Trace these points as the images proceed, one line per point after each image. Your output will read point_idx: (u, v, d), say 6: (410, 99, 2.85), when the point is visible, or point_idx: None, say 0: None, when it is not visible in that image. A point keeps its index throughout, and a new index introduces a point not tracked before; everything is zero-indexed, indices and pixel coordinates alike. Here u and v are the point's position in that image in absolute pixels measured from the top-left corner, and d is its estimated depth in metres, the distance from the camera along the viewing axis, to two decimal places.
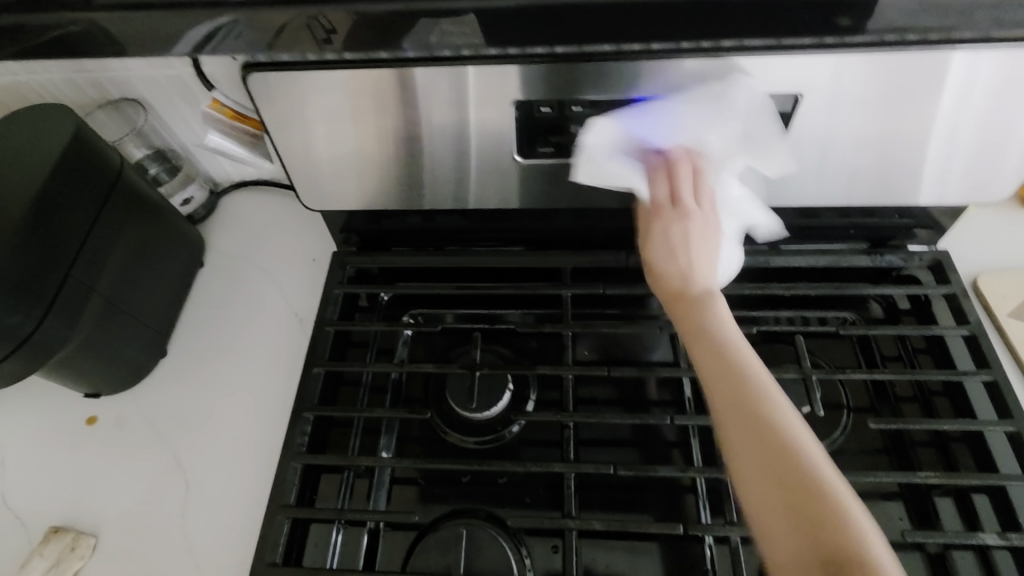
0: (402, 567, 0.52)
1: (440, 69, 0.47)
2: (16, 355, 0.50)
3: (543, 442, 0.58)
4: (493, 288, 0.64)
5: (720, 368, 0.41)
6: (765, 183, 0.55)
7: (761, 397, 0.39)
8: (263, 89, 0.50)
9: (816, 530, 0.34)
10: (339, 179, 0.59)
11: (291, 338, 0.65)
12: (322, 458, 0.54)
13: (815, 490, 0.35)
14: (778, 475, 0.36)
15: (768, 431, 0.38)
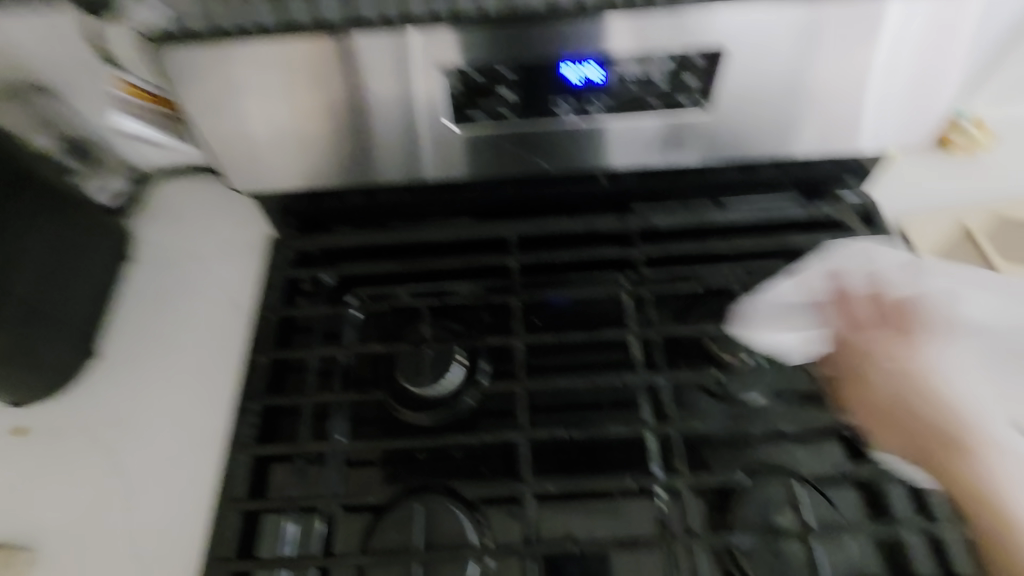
0: (361, 549, 0.52)
1: (383, 38, 0.47)
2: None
3: (498, 412, 0.58)
4: (440, 263, 0.63)
5: (906, 382, 0.48)
6: (709, 144, 0.55)
7: (965, 489, 0.42)
8: (182, 64, 0.48)
9: (970, 489, 0.41)
10: (274, 160, 0.56)
11: (232, 328, 0.62)
12: (272, 448, 0.53)
13: (970, 469, 0.42)
14: (954, 488, 0.42)
15: (965, 499, 0.42)
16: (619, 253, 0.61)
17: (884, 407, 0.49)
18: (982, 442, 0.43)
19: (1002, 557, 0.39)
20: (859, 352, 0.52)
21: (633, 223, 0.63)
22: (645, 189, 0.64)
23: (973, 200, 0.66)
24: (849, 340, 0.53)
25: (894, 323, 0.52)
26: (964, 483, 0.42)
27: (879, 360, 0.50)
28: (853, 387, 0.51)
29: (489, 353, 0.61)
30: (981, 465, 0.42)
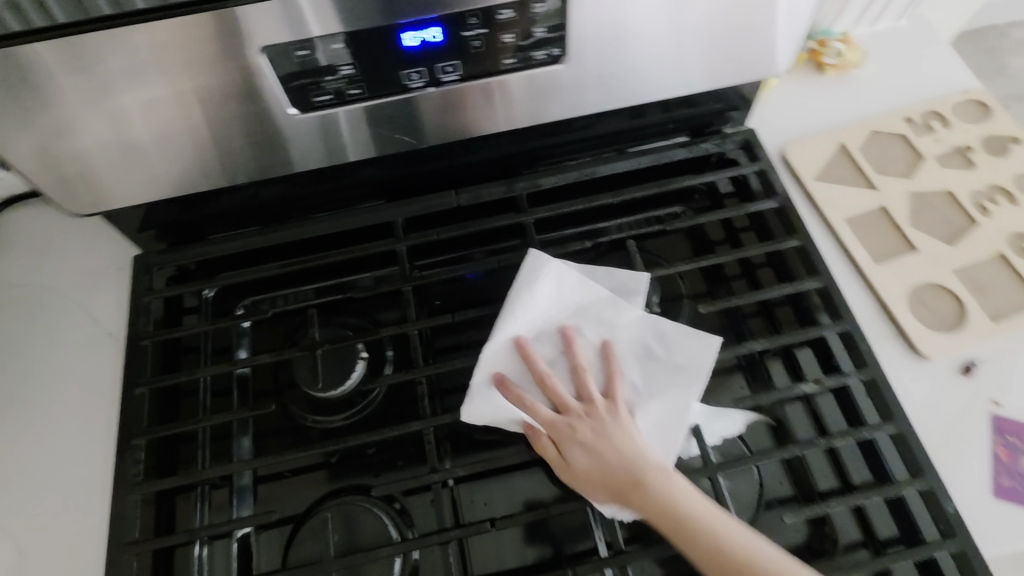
0: (281, 564, 0.50)
1: (201, 22, 0.44)
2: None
3: (408, 402, 0.57)
4: (324, 257, 0.59)
5: (603, 457, 0.47)
6: (612, 90, 0.55)
7: (659, 510, 0.44)
8: (35, 67, 0.44)
9: (688, 518, 0.44)
10: (161, 161, 0.53)
11: (110, 362, 0.58)
12: (167, 481, 0.50)
13: (669, 496, 0.45)
14: (665, 520, 0.44)
15: (668, 528, 0.44)
16: (509, 221, 0.59)
17: (576, 462, 0.47)
18: (659, 476, 0.45)
19: (726, 569, 0.42)
20: (562, 437, 0.48)
21: (520, 187, 0.61)
22: (527, 150, 0.62)
23: (848, 118, 0.68)
24: (553, 426, 0.49)
25: (592, 398, 0.49)
26: (660, 508, 0.44)
27: (575, 432, 0.48)
28: (564, 470, 0.48)
29: (392, 341, 0.59)
30: (676, 493, 0.45)
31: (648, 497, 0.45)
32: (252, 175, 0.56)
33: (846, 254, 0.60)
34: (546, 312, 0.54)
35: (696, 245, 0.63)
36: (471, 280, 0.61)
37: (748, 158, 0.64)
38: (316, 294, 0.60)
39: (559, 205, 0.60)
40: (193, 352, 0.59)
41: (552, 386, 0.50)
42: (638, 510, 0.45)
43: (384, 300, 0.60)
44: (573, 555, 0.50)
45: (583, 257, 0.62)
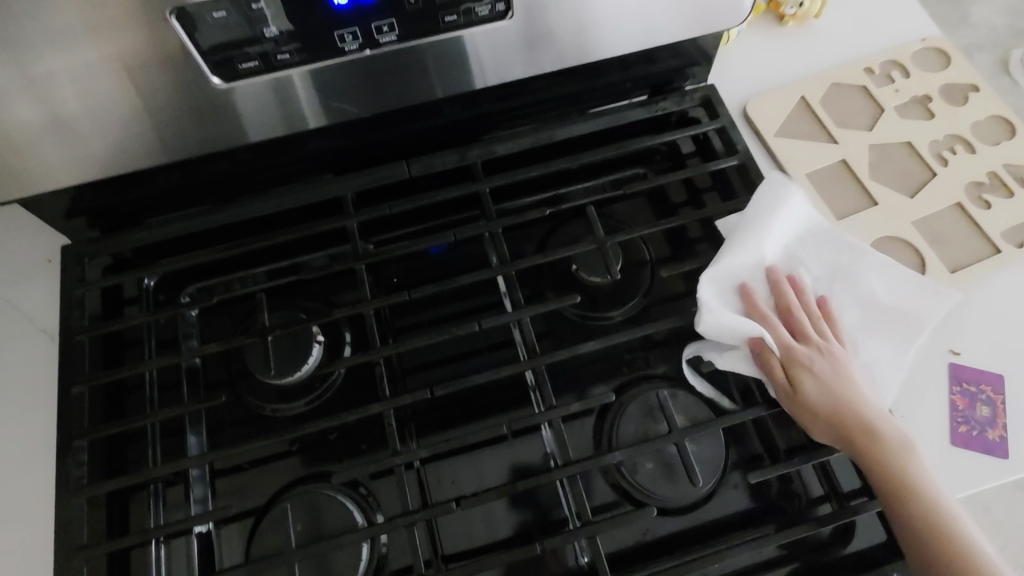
0: (245, 557, 0.49)
1: None
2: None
3: (368, 384, 0.55)
4: (270, 238, 0.56)
5: (838, 391, 0.47)
6: (577, 44, 0.52)
7: (903, 468, 0.44)
8: None
9: (904, 472, 0.44)
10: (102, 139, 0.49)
11: (45, 360, 0.54)
12: (113, 481, 0.47)
13: (887, 451, 0.45)
14: (888, 486, 0.44)
15: (893, 487, 0.44)
16: (462, 191, 0.57)
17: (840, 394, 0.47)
18: (873, 422, 0.46)
19: (926, 528, 0.43)
20: (796, 362, 0.48)
21: (473, 154, 0.58)
22: (481, 116, 0.60)
23: (809, 71, 0.66)
24: (772, 367, 0.49)
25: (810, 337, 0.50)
26: (903, 465, 0.44)
27: (812, 368, 0.48)
28: (792, 403, 0.47)
29: (351, 322, 0.57)
30: (889, 442, 0.45)
31: (884, 443, 0.45)
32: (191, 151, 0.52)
33: (808, 211, 0.59)
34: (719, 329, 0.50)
35: (659, 207, 0.61)
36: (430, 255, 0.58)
37: (708, 115, 0.62)
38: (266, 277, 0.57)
39: (515, 173, 0.57)
40: (136, 344, 0.56)
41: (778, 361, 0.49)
42: (859, 459, 0.45)
43: (340, 280, 0.57)
44: (542, 527, 0.50)
45: (544, 226, 0.60)
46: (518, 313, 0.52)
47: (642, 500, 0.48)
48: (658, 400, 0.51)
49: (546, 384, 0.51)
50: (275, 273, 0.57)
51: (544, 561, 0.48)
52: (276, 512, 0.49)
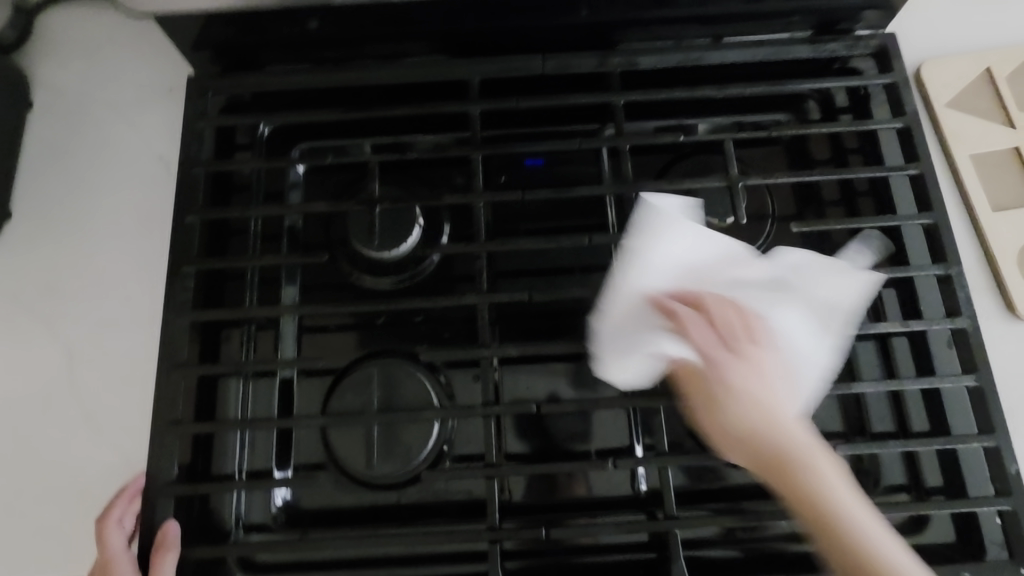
0: (322, 410, 0.51)
1: None
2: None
3: (460, 276, 0.54)
4: (390, 109, 0.54)
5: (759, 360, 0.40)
6: None
7: (779, 439, 0.37)
8: None
9: (784, 444, 0.36)
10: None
11: (159, 187, 0.55)
12: (216, 312, 0.49)
13: (793, 443, 0.36)
14: (763, 457, 0.37)
15: (775, 458, 0.36)
16: (595, 100, 0.53)
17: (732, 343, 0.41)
18: (791, 420, 0.38)
19: (792, 496, 0.35)
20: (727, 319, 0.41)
21: (614, 61, 0.53)
22: (630, 21, 0.54)
23: (1003, 41, 0.58)
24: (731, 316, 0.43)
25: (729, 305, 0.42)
26: (783, 439, 0.37)
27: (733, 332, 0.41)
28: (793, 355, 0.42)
29: (452, 212, 0.56)
30: (800, 444, 0.36)
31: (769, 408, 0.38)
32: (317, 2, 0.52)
33: (962, 197, 0.54)
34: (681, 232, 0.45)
35: (795, 159, 0.56)
36: (544, 162, 0.56)
37: (879, 69, 0.56)
38: (377, 150, 0.56)
39: (655, 92, 0.53)
40: (242, 190, 0.56)
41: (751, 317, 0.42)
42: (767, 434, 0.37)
43: (451, 168, 0.55)
44: (609, 449, 0.50)
45: (666, 156, 0.57)
46: None
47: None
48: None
49: None
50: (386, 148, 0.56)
51: (603, 482, 0.49)
52: (358, 375, 0.50)
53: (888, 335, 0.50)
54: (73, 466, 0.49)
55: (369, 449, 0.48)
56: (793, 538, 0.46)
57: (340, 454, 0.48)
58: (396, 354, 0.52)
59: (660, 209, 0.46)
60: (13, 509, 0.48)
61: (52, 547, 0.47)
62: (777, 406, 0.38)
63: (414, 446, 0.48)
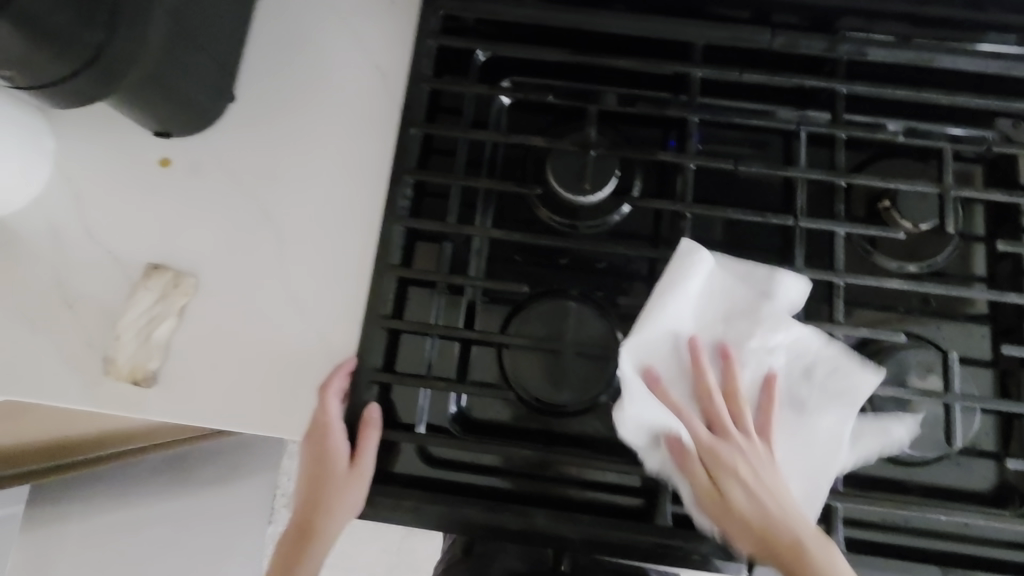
0: (503, 330, 0.55)
1: None
2: (110, 46, 0.43)
3: (639, 235, 0.59)
4: (615, 59, 0.54)
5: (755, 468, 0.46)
6: None
7: (769, 516, 0.45)
8: None
9: (773, 526, 0.44)
10: None
11: (376, 97, 0.58)
12: (429, 224, 0.53)
13: (773, 521, 0.45)
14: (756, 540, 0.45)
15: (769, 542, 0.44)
16: (820, 84, 0.53)
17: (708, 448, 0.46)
18: (776, 505, 0.45)
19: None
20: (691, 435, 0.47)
21: (844, 49, 0.53)
22: (867, 9, 0.53)
23: None
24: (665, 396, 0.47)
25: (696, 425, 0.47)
26: (760, 513, 0.45)
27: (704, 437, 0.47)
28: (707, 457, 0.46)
29: (643, 170, 0.59)
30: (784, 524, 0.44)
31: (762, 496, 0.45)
32: None
33: None
34: (697, 299, 0.49)
35: (994, 178, 0.57)
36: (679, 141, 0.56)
37: None
38: (570, 96, 0.57)
39: (885, 87, 0.53)
40: (453, 113, 0.58)
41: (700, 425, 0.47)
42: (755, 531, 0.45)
43: (654, 125, 0.57)
44: None
45: (864, 153, 0.58)
46: (842, 223, 0.51)
47: (892, 436, 0.50)
48: (942, 359, 0.51)
49: (839, 303, 0.51)
50: (578, 94, 0.57)
51: None
52: (546, 307, 0.54)
53: None
54: (278, 337, 0.54)
55: (547, 374, 0.53)
56: (941, 534, 0.49)
57: (521, 375, 0.53)
58: (568, 294, 0.55)
59: (687, 278, 0.48)
60: (223, 366, 0.54)
61: (255, 404, 0.53)
62: (767, 494, 0.45)
63: (591, 380, 0.53)
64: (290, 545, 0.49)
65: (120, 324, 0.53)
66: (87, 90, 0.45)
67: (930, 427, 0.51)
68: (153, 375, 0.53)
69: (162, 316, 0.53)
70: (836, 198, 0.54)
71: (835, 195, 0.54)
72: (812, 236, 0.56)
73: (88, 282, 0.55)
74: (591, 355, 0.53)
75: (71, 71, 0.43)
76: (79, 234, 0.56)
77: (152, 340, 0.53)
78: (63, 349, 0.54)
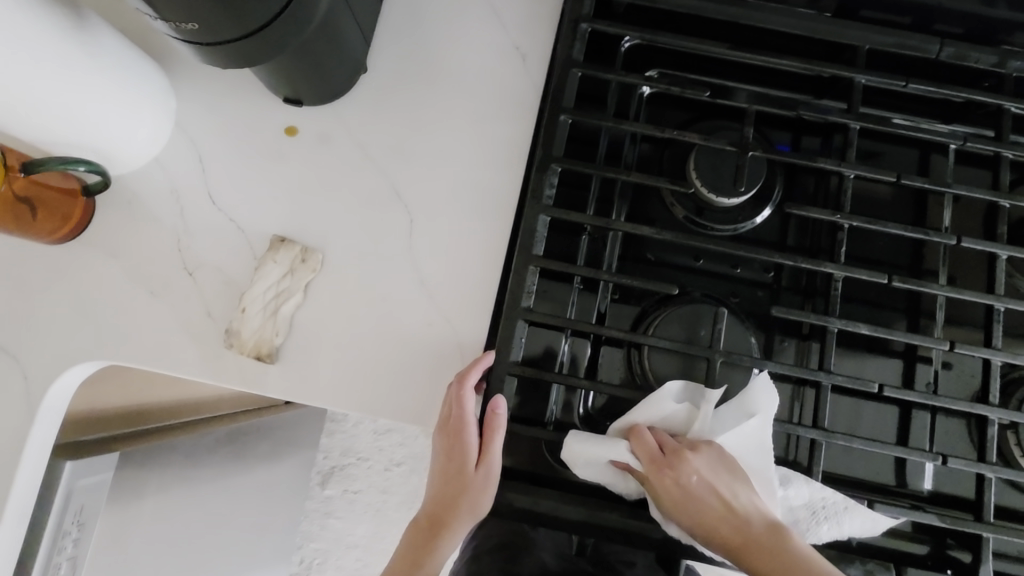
0: (636, 330, 0.53)
1: None
2: (287, 9, 0.42)
3: (768, 241, 0.56)
4: (779, 58, 0.52)
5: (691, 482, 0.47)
6: None
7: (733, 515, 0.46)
8: None
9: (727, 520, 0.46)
10: None
11: (516, 78, 0.56)
12: (572, 215, 0.51)
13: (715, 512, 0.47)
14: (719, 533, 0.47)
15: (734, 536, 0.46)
16: (989, 98, 0.51)
17: (708, 509, 0.46)
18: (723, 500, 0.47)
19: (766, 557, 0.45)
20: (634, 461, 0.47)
21: (1015, 63, 0.51)
22: None
23: None
24: (650, 479, 0.46)
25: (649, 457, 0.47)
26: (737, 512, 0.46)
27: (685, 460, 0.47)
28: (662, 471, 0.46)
29: (784, 174, 0.56)
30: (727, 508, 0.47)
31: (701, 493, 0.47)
32: None
33: None
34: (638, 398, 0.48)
35: None
36: (793, 146, 0.57)
37: None
38: (716, 91, 0.55)
39: None
40: (592, 101, 0.56)
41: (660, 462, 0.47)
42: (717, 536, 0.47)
43: (801, 129, 0.57)
44: (885, 438, 0.52)
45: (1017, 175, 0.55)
46: (1007, 247, 0.50)
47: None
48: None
49: (995, 326, 0.50)
50: (723, 88, 0.55)
51: (910, 472, 0.51)
52: (684, 310, 0.53)
53: None
54: (406, 321, 0.52)
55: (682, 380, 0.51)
56: None
57: (656, 378, 0.51)
58: (695, 295, 0.54)
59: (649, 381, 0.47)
60: (347, 347, 0.52)
61: (381, 390, 0.51)
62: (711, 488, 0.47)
63: (732, 387, 0.51)
64: (423, 536, 0.50)
65: (245, 296, 0.51)
66: (250, 51, 0.43)
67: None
68: (277, 351, 0.51)
69: (289, 292, 0.51)
70: (998, 219, 0.52)
71: (996, 216, 0.53)
72: (954, 255, 0.55)
73: (210, 249, 0.53)
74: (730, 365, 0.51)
75: (246, 33, 0.41)
76: (201, 198, 0.54)
77: (279, 315, 0.51)
78: (180, 317, 0.52)
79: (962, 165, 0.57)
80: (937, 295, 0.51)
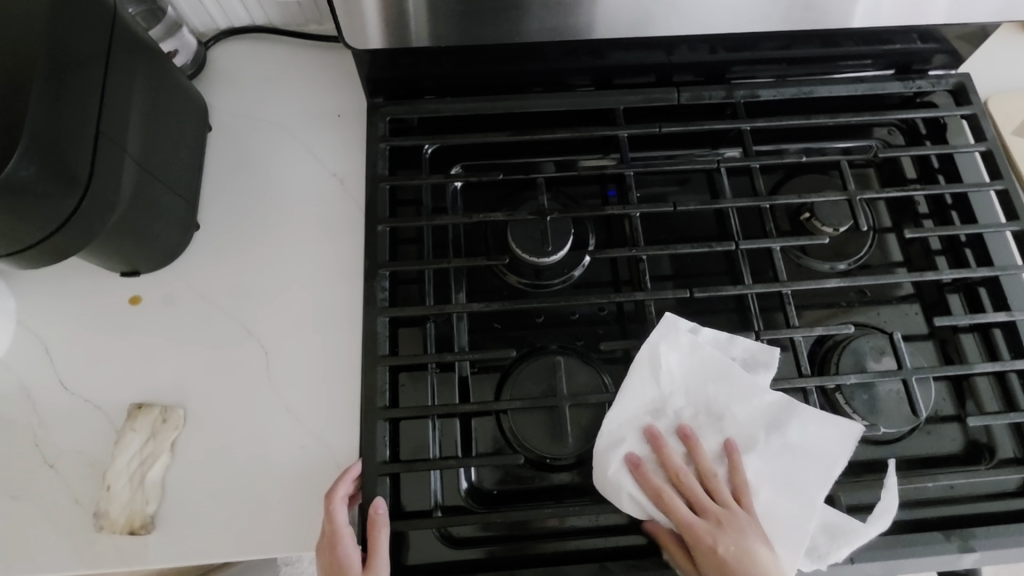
0: (498, 397, 0.56)
1: None
2: (88, 197, 0.46)
3: (599, 282, 0.62)
4: (554, 132, 0.61)
5: (342, 539, 0.48)
6: None
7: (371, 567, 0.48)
8: None
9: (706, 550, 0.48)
10: (433, 18, 0.55)
11: (335, 200, 0.62)
12: (407, 310, 0.55)
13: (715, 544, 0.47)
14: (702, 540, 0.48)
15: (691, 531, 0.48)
16: (729, 125, 0.62)
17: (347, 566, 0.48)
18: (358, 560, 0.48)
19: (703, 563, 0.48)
20: (339, 519, 0.49)
21: (740, 94, 0.63)
22: (746, 59, 0.64)
23: None
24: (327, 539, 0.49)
25: (342, 522, 0.49)
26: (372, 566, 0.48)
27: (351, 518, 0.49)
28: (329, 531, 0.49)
29: (594, 224, 0.64)
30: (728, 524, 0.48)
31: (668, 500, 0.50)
32: (518, 40, 0.58)
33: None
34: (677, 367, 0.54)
35: (885, 175, 0.66)
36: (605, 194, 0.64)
37: (957, 101, 0.66)
38: (512, 170, 0.63)
39: (777, 118, 0.62)
40: (411, 204, 0.62)
41: (341, 523, 0.49)
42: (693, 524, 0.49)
43: (596, 183, 0.64)
44: None
45: (777, 176, 0.66)
46: (778, 240, 0.59)
47: (865, 418, 0.55)
48: (891, 341, 0.57)
49: (790, 307, 0.58)
50: (517, 167, 0.63)
51: None
52: (537, 366, 0.57)
53: (991, 327, 0.58)
54: (275, 451, 0.53)
55: (549, 431, 0.54)
56: (933, 500, 0.53)
57: (525, 437, 0.54)
58: (546, 348, 0.58)
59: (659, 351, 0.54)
60: (226, 495, 0.52)
61: (264, 529, 0.51)
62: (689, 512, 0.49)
63: (591, 430, 0.54)
64: None
65: (108, 474, 0.51)
66: (66, 243, 0.47)
67: (897, 404, 0.55)
68: (151, 520, 0.51)
69: (153, 456, 0.52)
70: (766, 217, 0.62)
71: (765, 214, 0.62)
72: (752, 254, 0.63)
73: (67, 436, 0.53)
74: (586, 405, 0.55)
75: (53, 228, 0.45)
76: (53, 388, 0.55)
77: (146, 482, 0.51)
78: (46, 514, 0.51)
79: (738, 178, 0.66)
80: (742, 293, 0.58)
